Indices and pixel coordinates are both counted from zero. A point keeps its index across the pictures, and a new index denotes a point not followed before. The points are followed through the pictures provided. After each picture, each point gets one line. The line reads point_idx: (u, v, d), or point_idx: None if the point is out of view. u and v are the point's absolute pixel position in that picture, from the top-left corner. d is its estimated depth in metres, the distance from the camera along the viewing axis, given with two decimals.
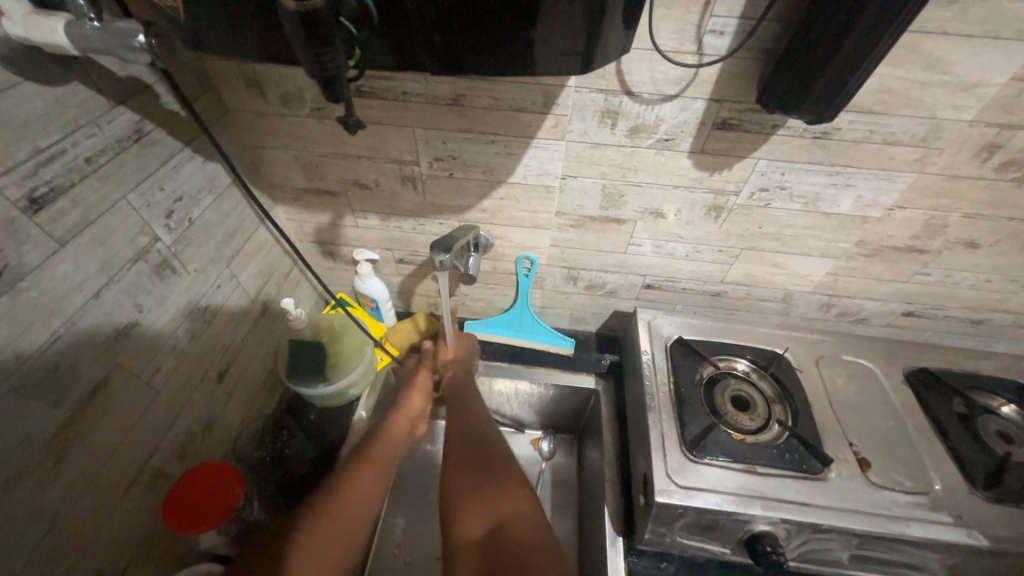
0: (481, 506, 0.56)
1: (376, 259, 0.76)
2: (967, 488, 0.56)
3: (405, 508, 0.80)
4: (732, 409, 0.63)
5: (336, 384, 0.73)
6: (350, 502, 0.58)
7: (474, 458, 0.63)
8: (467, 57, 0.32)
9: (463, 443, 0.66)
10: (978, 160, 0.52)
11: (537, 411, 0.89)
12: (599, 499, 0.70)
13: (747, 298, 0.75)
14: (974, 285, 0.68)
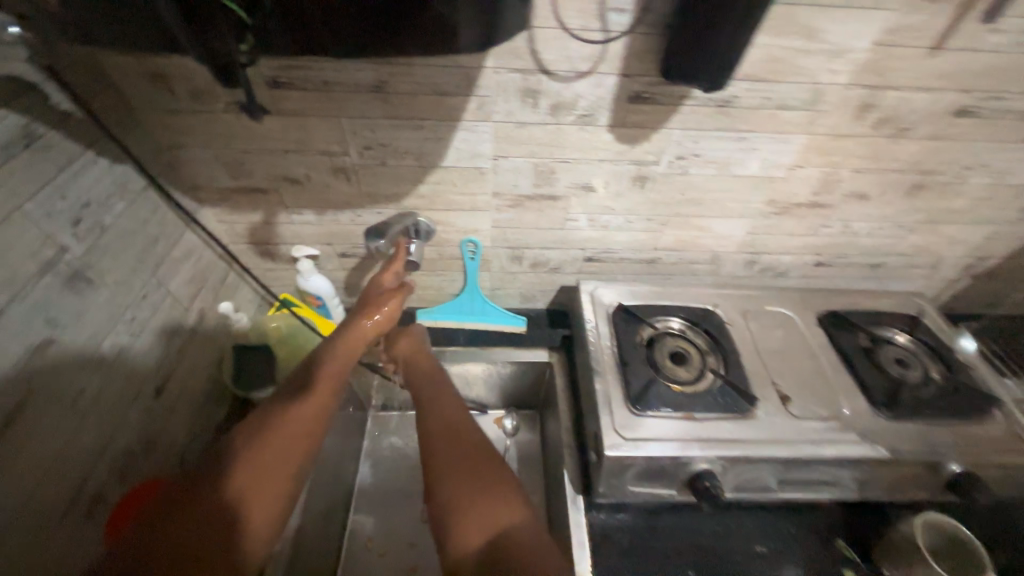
0: (476, 473, 0.51)
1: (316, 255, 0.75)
2: (871, 410, 0.64)
3: (372, 502, 0.81)
4: (671, 364, 0.68)
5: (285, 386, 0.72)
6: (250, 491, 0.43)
7: (458, 428, 0.56)
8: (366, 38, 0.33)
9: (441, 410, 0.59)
10: (859, 119, 0.58)
11: (497, 391, 0.91)
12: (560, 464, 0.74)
13: (680, 262, 0.81)
14: (869, 233, 0.76)
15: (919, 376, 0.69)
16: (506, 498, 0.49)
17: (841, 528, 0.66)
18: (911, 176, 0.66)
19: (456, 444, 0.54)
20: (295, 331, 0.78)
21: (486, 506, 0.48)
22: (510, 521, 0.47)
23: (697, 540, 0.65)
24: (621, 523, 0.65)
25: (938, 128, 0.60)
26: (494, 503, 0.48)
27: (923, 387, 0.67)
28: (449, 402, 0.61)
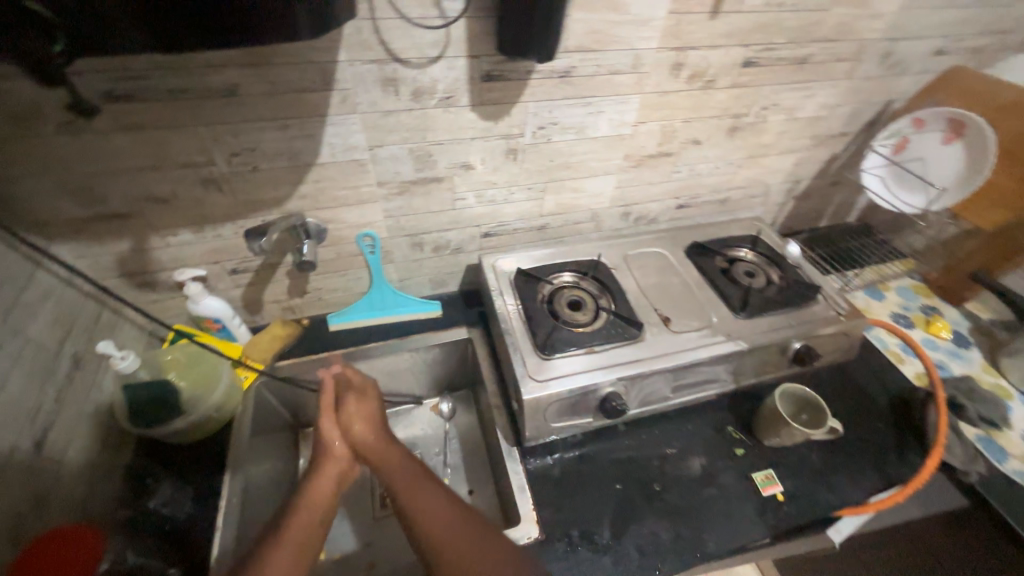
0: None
1: (205, 276, 0.71)
2: (732, 315, 0.78)
3: None
4: (570, 311, 0.77)
5: (196, 414, 0.69)
6: None
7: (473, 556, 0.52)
8: (181, 36, 0.34)
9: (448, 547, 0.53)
10: (674, 76, 0.70)
11: (426, 378, 0.94)
12: (493, 426, 0.79)
13: (566, 224, 0.89)
14: (711, 173, 0.91)
15: (764, 281, 0.85)
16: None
17: (728, 418, 0.79)
18: (727, 120, 0.81)
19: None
20: (196, 359, 0.74)
21: None
22: None
23: (619, 457, 0.74)
24: (552, 461, 0.73)
25: (735, 77, 0.74)
26: None
27: (767, 289, 0.83)
28: (438, 514, 0.56)
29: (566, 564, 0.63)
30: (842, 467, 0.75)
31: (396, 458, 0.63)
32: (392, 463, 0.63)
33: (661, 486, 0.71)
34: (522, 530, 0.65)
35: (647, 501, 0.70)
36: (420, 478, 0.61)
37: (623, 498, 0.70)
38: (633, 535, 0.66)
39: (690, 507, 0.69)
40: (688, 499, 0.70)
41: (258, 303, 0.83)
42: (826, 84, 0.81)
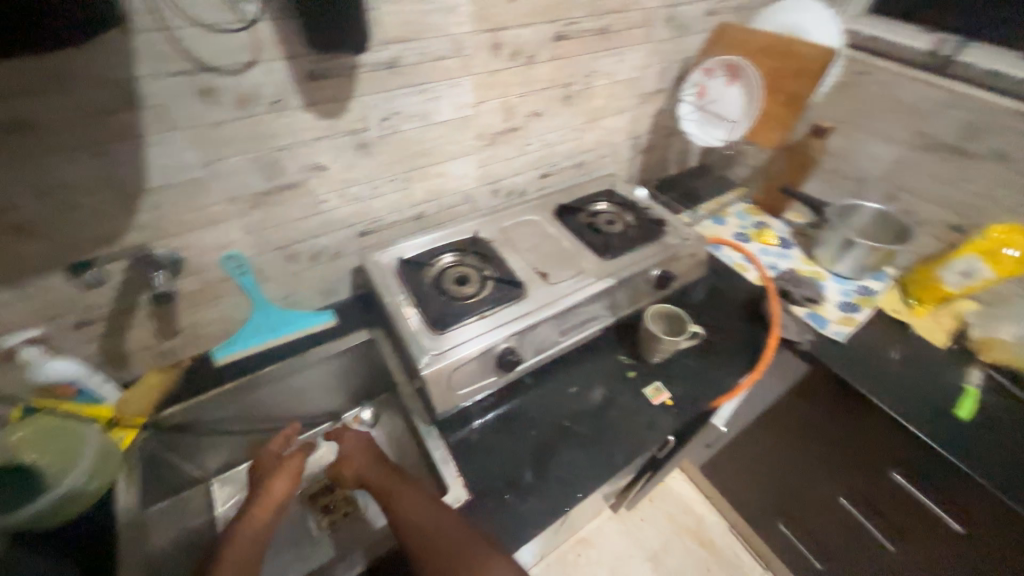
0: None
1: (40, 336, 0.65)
2: (599, 259, 0.88)
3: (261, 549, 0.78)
4: (457, 286, 0.81)
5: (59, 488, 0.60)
6: None
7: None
8: None
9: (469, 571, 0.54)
10: (496, 55, 0.77)
11: (337, 389, 0.93)
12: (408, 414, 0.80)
13: (441, 209, 0.94)
14: (560, 140, 1.01)
15: (621, 225, 0.96)
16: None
17: (617, 347, 0.89)
18: (557, 90, 0.90)
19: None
20: (53, 431, 0.66)
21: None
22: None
23: (530, 407, 0.80)
24: (470, 428, 0.77)
25: (552, 51, 0.83)
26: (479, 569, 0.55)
27: (624, 230, 0.95)
28: (423, 519, 0.60)
29: (497, 512, 0.67)
30: (712, 363, 0.88)
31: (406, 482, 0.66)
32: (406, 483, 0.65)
33: (570, 421, 0.78)
34: (452, 495, 0.68)
35: (560, 436, 0.76)
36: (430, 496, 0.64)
37: (539, 440, 0.76)
38: (552, 469, 0.72)
39: (598, 431, 0.77)
40: (595, 425, 0.78)
41: (123, 356, 0.76)
42: (630, 48, 0.94)
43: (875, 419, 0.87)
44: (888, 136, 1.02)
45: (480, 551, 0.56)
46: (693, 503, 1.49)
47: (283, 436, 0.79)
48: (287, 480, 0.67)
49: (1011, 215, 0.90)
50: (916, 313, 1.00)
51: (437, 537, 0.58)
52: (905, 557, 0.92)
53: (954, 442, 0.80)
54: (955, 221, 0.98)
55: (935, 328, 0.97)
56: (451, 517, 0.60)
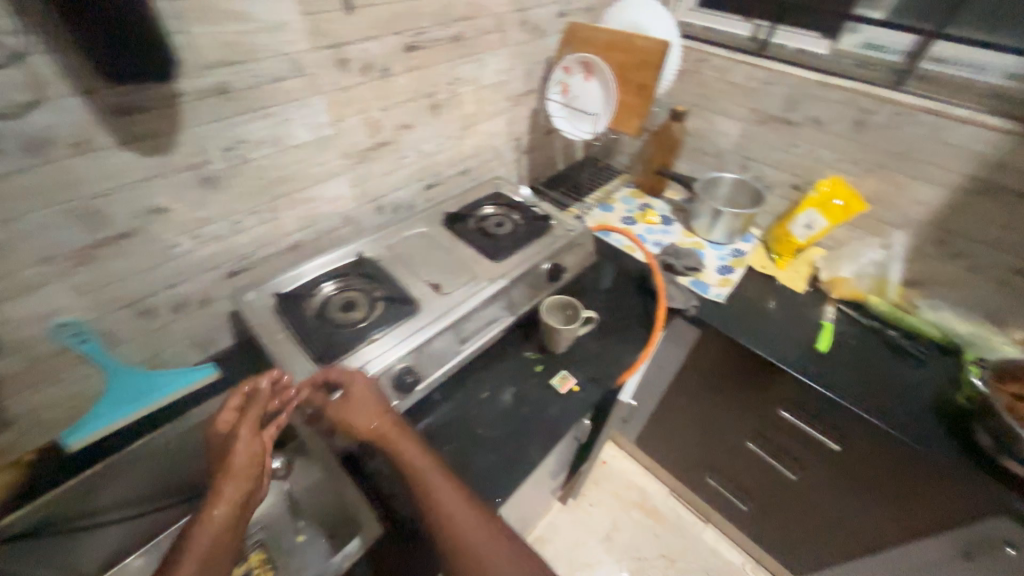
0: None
1: None
2: (490, 261, 0.89)
3: None
4: (343, 313, 0.77)
5: None
6: None
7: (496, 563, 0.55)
8: None
9: (479, 561, 0.55)
10: (344, 71, 0.75)
11: None
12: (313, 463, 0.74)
13: (320, 234, 0.89)
14: (438, 149, 1.01)
15: (510, 225, 0.98)
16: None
17: (523, 344, 0.90)
18: (421, 100, 0.90)
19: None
20: None
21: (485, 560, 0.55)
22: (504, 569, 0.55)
23: (442, 422, 0.78)
24: (379, 461, 0.72)
25: (406, 62, 0.83)
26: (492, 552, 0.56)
27: (511, 231, 0.97)
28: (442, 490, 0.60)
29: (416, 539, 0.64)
30: (613, 343, 0.93)
31: (421, 452, 0.63)
32: (417, 455, 0.63)
33: (484, 428, 0.78)
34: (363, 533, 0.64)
35: (475, 445, 0.75)
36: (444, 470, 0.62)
37: (454, 454, 0.74)
38: (470, 480, 0.71)
39: (512, 431, 0.77)
40: (509, 426, 0.78)
41: None
42: (489, 54, 0.97)
43: (759, 365, 0.97)
44: (730, 113, 1.15)
45: (487, 536, 0.57)
46: (635, 476, 1.56)
47: (240, 396, 0.62)
48: (252, 445, 0.57)
49: (832, 170, 1.05)
50: (779, 266, 1.13)
51: (447, 522, 0.57)
52: (806, 482, 1.03)
53: (819, 373, 0.91)
54: (795, 180, 1.12)
55: (796, 277, 1.10)
56: (462, 497, 0.60)
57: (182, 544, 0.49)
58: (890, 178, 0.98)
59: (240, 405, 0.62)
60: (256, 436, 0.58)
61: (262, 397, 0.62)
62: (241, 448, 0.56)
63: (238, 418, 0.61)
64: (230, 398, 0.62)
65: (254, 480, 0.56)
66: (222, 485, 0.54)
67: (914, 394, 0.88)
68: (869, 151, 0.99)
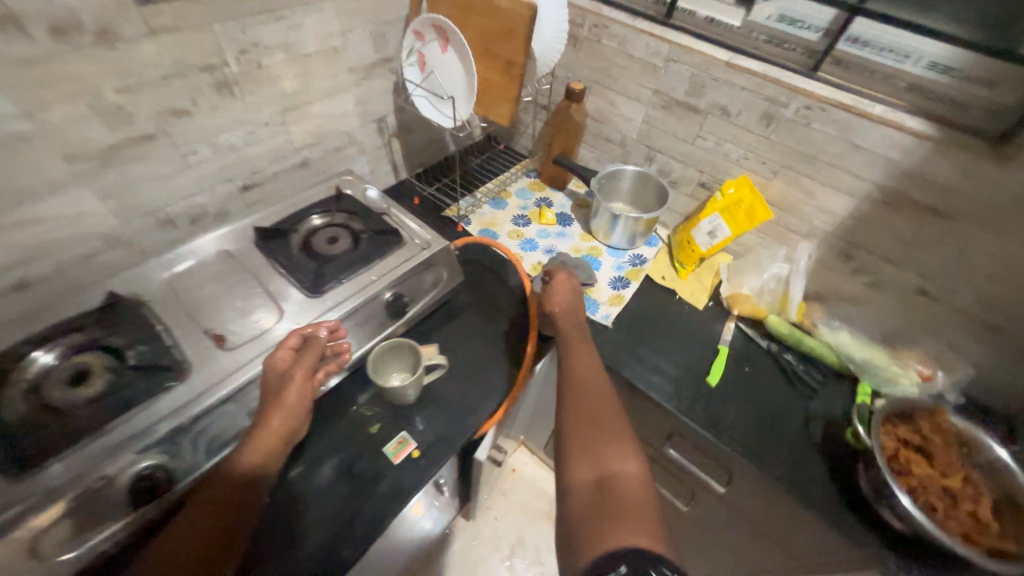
0: (605, 450, 0.56)
1: None
2: (306, 297, 0.69)
3: None
4: (67, 392, 0.55)
5: None
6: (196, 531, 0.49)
7: (608, 413, 0.61)
8: None
9: (591, 419, 0.60)
10: (21, 35, 0.50)
11: None
12: None
13: (64, 266, 0.65)
14: (248, 140, 0.77)
15: (349, 242, 0.77)
16: (624, 454, 0.56)
17: (359, 397, 0.72)
18: (198, 75, 0.65)
19: (598, 426, 0.59)
20: None
21: (602, 452, 0.56)
22: (617, 465, 0.55)
23: None
24: None
25: (147, 21, 0.57)
26: (614, 449, 0.57)
27: (347, 250, 0.76)
28: (587, 381, 0.66)
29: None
30: (473, 388, 0.77)
31: (572, 320, 0.76)
32: (575, 346, 0.72)
33: (282, 523, 0.61)
34: None
35: (265, 552, 0.59)
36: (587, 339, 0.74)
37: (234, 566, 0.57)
38: None
39: (321, 525, 0.61)
40: (319, 517, 0.62)
41: None
42: (303, 10, 0.72)
43: (645, 401, 0.85)
44: (633, 94, 0.97)
45: (603, 390, 0.64)
46: (544, 483, 1.48)
47: (297, 339, 0.62)
48: (302, 388, 0.60)
49: (739, 168, 0.91)
50: (682, 276, 1.00)
51: (570, 375, 0.66)
52: (695, 515, 0.96)
53: (704, 412, 0.80)
54: (701, 178, 0.98)
55: (697, 290, 0.98)
56: (587, 364, 0.68)
57: (243, 444, 0.55)
58: (797, 182, 0.85)
59: (296, 347, 0.62)
60: (308, 379, 0.61)
61: (318, 345, 0.62)
62: (293, 388, 0.59)
63: (294, 358, 0.61)
64: (290, 337, 0.62)
65: (300, 416, 0.60)
66: (273, 416, 0.57)
67: (802, 433, 0.79)
68: (776, 150, 0.84)
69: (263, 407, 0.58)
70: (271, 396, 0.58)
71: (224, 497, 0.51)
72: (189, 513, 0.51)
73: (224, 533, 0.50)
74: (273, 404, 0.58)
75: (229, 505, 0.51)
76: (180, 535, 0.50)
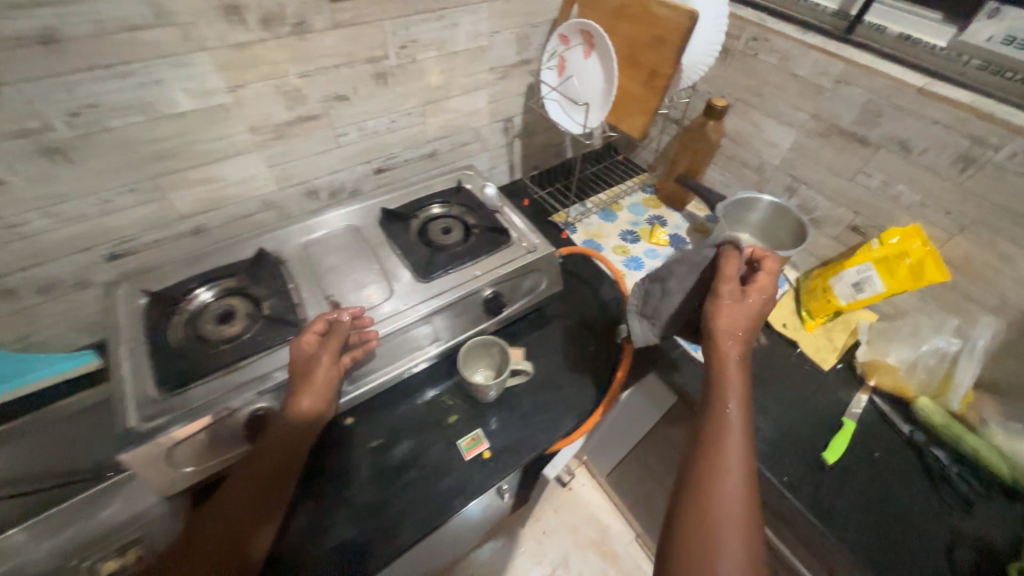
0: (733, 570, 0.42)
1: None
2: (416, 281, 0.73)
3: None
4: (215, 327, 0.65)
5: None
6: (230, 511, 0.52)
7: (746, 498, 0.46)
8: None
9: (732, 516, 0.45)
10: (238, 23, 0.58)
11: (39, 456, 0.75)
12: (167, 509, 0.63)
13: (230, 220, 0.77)
14: (390, 128, 0.83)
15: (461, 235, 0.80)
16: None
17: (443, 385, 0.75)
18: (362, 66, 0.71)
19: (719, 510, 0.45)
20: None
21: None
22: None
23: (311, 470, 0.65)
24: None
25: (331, 16, 0.64)
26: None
27: (457, 243, 0.79)
28: (739, 459, 0.48)
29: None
30: (552, 402, 0.75)
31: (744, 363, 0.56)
32: (734, 394, 0.53)
33: (357, 488, 0.65)
34: None
35: (336, 508, 0.63)
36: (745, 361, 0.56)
37: (310, 517, 0.61)
38: (311, 558, 0.58)
39: (385, 500, 0.63)
40: (389, 493, 0.64)
41: None
42: (461, 10, 0.75)
43: None
44: (785, 117, 0.86)
45: (747, 463, 0.48)
46: (600, 511, 1.42)
47: (320, 325, 0.61)
48: (327, 373, 0.59)
49: (910, 217, 0.76)
50: (807, 327, 0.87)
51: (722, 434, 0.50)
52: None
53: (813, 492, 0.68)
54: (853, 221, 0.84)
55: (825, 348, 0.84)
56: (737, 410, 0.52)
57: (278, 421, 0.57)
58: (993, 244, 0.69)
59: (321, 332, 0.62)
60: (334, 364, 0.60)
61: (344, 329, 0.62)
62: (320, 370, 0.59)
63: (320, 343, 0.61)
64: (315, 322, 0.62)
65: (325, 403, 0.59)
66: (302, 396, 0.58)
67: (945, 556, 0.63)
68: (970, 201, 0.69)
69: (290, 390, 0.59)
70: (297, 378, 0.59)
71: (260, 472, 0.54)
72: (227, 484, 0.54)
73: (257, 511, 0.52)
74: (297, 385, 0.58)
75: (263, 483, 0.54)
76: (221, 508, 0.52)
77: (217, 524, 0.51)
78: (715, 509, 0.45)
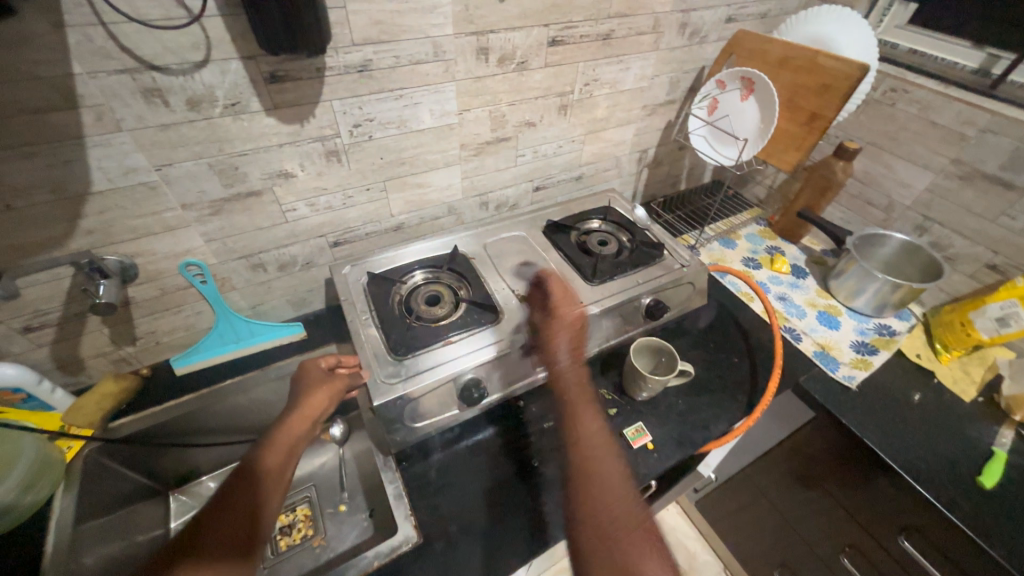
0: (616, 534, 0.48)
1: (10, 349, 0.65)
2: (586, 284, 0.81)
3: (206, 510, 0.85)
4: (428, 307, 0.75)
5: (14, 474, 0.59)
6: (237, 507, 0.53)
7: (617, 488, 0.53)
8: None
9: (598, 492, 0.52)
10: (483, 61, 0.72)
11: (251, 416, 0.86)
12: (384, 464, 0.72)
13: (422, 222, 0.90)
14: (556, 152, 0.95)
15: (616, 247, 0.90)
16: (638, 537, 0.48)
17: (599, 380, 0.83)
18: (553, 99, 0.84)
19: (618, 516, 0.50)
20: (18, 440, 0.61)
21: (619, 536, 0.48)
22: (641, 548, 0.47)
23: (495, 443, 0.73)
24: (428, 480, 0.69)
25: (546, 57, 0.77)
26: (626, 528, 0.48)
27: (615, 254, 0.88)
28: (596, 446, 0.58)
29: (436, 569, 0.60)
30: (702, 405, 0.80)
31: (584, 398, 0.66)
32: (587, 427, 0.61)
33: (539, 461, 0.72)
34: (401, 535, 0.62)
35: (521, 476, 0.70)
36: (595, 412, 0.64)
37: (503, 481, 0.69)
38: (507, 516, 0.65)
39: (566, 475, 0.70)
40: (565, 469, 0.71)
41: (78, 363, 0.73)
42: (636, 56, 0.87)
43: (880, 478, 0.77)
44: (922, 161, 0.92)
45: (604, 446, 0.59)
46: (686, 538, 1.41)
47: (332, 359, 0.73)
48: (329, 393, 0.68)
49: None
50: (942, 359, 0.90)
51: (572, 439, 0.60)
52: None
53: (973, 514, 0.69)
54: (992, 260, 0.88)
55: (963, 380, 0.87)
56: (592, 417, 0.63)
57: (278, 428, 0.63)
58: None
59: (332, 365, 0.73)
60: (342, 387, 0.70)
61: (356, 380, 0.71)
62: (330, 383, 0.69)
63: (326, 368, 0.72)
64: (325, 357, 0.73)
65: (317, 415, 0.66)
66: (309, 399, 0.67)
67: None
68: None
69: (305, 391, 0.68)
70: (301, 393, 0.68)
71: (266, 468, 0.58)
72: (236, 480, 0.56)
73: (267, 506, 0.55)
74: (302, 398, 0.67)
75: (267, 485, 0.57)
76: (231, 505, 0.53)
77: (235, 512, 0.52)
78: (594, 490, 0.53)
